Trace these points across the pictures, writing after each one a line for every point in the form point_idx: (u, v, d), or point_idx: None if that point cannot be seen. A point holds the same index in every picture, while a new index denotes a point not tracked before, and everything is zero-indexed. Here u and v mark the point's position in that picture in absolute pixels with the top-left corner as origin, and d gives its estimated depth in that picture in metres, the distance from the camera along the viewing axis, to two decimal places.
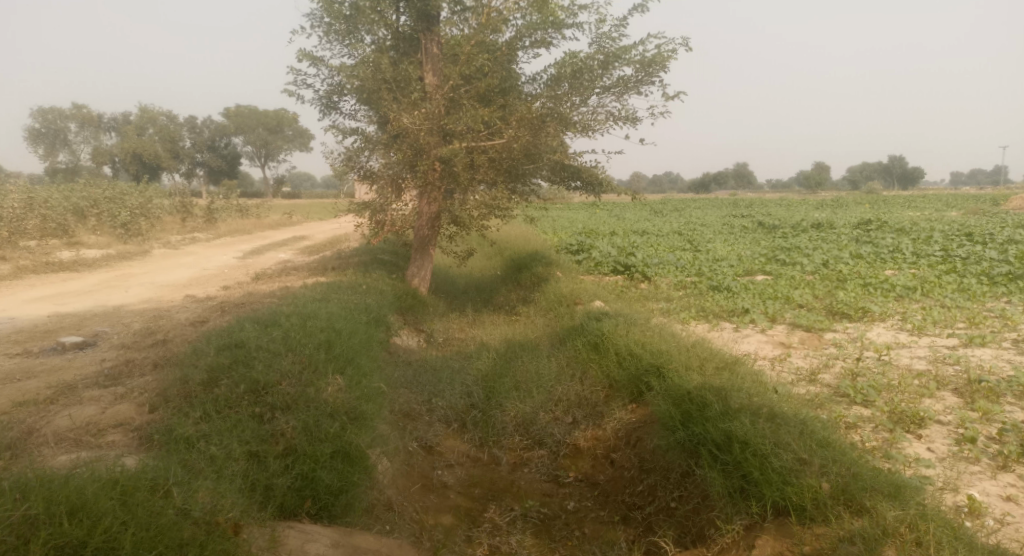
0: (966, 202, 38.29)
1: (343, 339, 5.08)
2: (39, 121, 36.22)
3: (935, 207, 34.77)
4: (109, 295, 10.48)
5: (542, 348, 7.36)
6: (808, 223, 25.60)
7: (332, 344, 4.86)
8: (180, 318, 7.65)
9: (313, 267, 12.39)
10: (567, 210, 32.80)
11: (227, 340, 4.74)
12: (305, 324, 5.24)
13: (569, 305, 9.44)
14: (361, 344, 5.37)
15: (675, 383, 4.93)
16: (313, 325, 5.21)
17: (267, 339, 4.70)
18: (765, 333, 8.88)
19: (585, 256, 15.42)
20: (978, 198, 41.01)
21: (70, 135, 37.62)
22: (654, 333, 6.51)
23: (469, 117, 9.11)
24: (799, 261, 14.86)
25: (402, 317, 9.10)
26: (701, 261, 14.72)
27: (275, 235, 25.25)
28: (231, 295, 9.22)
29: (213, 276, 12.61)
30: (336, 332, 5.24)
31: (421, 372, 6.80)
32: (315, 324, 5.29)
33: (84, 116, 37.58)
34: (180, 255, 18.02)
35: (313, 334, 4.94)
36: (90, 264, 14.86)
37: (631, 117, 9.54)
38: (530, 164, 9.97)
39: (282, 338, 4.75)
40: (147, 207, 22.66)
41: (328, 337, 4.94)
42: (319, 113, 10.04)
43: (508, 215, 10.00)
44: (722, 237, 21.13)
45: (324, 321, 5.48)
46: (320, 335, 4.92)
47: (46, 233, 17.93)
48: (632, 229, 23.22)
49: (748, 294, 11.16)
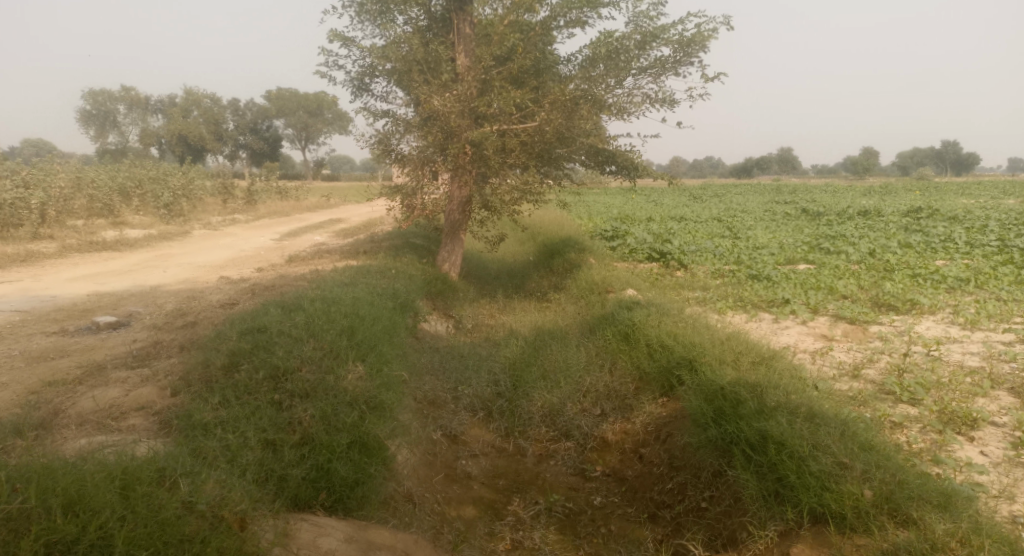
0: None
1: (366, 325, 4.99)
2: (90, 103, 37.33)
3: (992, 195, 33.16)
4: (148, 275, 10.69)
5: (572, 336, 7.19)
6: (855, 211, 24.66)
7: (355, 330, 4.79)
8: (213, 300, 7.72)
9: (346, 250, 12.44)
10: (603, 195, 32.38)
11: (251, 325, 4.73)
12: (328, 309, 5.18)
13: (601, 293, 9.23)
14: (384, 330, 5.27)
15: (707, 377, 4.71)
16: (337, 310, 5.16)
17: (290, 325, 4.67)
18: (806, 324, 8.53)
19: (619, 242, 15.13)
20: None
21: (119, 118, 38.72)
22: (687, 323, 6.28)
23: (501, 98, 8.92)
24: (844, 249, 14.29)
25: (431, 302, 9.03)
26: (740, 249, 14.30)
27: (313, 217, 25.54)
28: (263, 277, 9.28)
29: (248, 258, 12.77)
30: (359, 317, 5.15)
31: (448, 359, 6.72)
32: (339, 309, 5.23)
33: (132, 99, 38.59)
34: (220, 236, 18.36)
35: (336, 320, 4.87)
36: (133, 243, 15.25)
37: (669, 99, 9.21)
38: (564, 148, 9.73)
39: (305, 324, 4.69)
40: (190, 189, 23.15)
41: (351, 323, 4.87)
42: (351, 95, 10.00)
43: (540, 199, 9.81)
44: (763, 224, 20.53)
45: (348, 307, 5.42)
46: (343, 321, 4.85)
47: (93, 213, 18.47)
48: (670, 215, 22.72)
49: (789, 283, 10.76)
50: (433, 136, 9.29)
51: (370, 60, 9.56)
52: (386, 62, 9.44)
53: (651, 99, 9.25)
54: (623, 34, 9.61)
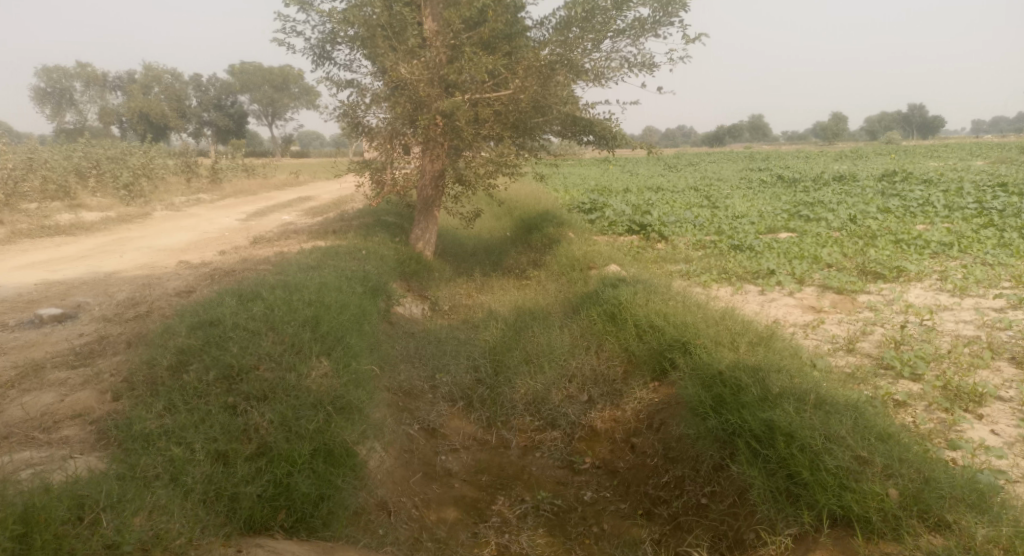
0: (991, 151, 36.92)
1: (332, 315, 4.56)
2: (43, 80, 35.55)
3: (960, 157, 33.57)
4: (102, 261, 10.01)
5: (555, 317, 6.84)
6: (831, 176, 24.57)
7: (320, 320, 4.36)
8: (169, 287, 7.16)
9: (315, 229, 11.88)
10: (579, 166, 31.95)
11: (202, 318, 4.25)
12: (290, 297, 4.72)
13: (583, 269, 8.88)
14: (353, 319, 4.85)
15: (703, 361, 4.44)
16: (301, 298, 4.72)
17: (246, 317, 4.21)
18: (794, 296, 8.29)
19: (598, 214, 14.77)
20: (1004, 147, 39.58)
21: (75, 95, 37.00)
22: (677, 301, 5.95)
23: (473, 65, 8.41)
24: (824, 216, 14.12)
25: (405, 284, 8.59)
26: (721, 218, 14.07)
27: (281, 196, 24.68)
28: (225, 261, 8.71)
29: (212, 240, 12.10)
30: (325, 306, 4.72)
31: (423, 345, 6.36)
32: (302, 297, 4.77)
33: (88, 75, 36.84)
34: (183, 218, 17.54)
35: (301, 309, 4.46)
36: (89, 227, 14.41)
37: (649, 64, 8.78)
38: (540, 117, 9.26)
39: (264, 314, 4.24)
40: (150, 169, 22.11)
41: (317, 311, 4.45)
42: (312, 64, 9.37)
43: (516, 172, 9.37)
44: (740, 192, 20.35)
45: (312, 294, 4.97)
46: (307, 310, 4.43)
47: (46, 196, 17.48)
48: (647, 186, 22.36)
49: (773, 253, 10.51)
50: (401, 106, 8.74)
51: (332, 25, 8.94)
52: (349, 28, 8.83)
53: (630, 64, 8.82)
54: None
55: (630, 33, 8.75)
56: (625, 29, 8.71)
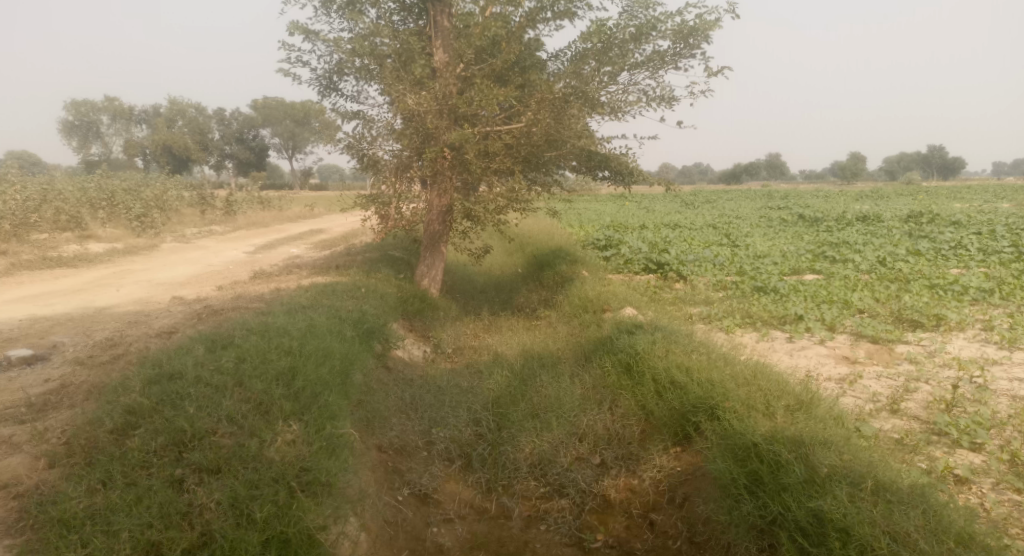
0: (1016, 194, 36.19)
1: (312, 366, 4.07)
2: (71, 113, 36.26)
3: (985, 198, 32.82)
4: (97, 295, 9.66)
5: (565, 365, 6.29)
6: (854, 216, 23.96)
7: (298, 371, 3.90)
8: (155, 326, 6.74)
9: (320, 264, 11.50)
10: (595, 202, 31.64)
11: (163, 369, 3.77)
12: (268, 345, 4.25)
13: (596, 312, 8.34)
14: (337, 372, 4.36)
15: (734, 427, 3.93)
16: (281, 344, 4.28)
17: (213, 368, 3.74)
18: (825, 344, 7.69)
19: (613, 251, 14.29)
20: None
21: (102, 127, 37.70)
22: (700, 351, 5.38)
23: (483, 97, 8.05)
24: (851, 258, 13.51)
25: (407, 324, 8.12)
26: (742, 258, 13.54)
27: (294, 229, 24.55)
28: (220, 298, 8.30)
29: (214, 274, 11.75)
30: (306, 356, 4.23)
31: (420, 395, 5.83)
32: (281, 345, 4.29)
33: (116, 108, 37.47)
34: (191, 250, 17.31)
35: (278, 358, 4.01)
36: (93, 259, 14.16)
37: (668, 97, 8.37)
38: (553, 151, 8.86)
39: (233, 365, 3.77)
40: (164, 200, 22.08)
41: (295, 361, 3.99)
42: (318, 94, 9.11)
43: (528, 208, 8.94)
44: (761, 231, 19.81)
45: (295, 341, 4.48)
46: (285, 358, 3.97)
47: (58, 226, 17.39)
48: (663, 223, 21.92)
49: (798, 296, 9.92)
50: (408, 138, 8.39)
51: (339, 56, 8.69)
52: (357, 58, 8.56)
53: (649, 98, 8.41)
54: (616, 24, 8.73)
55: (649, 65, 8.35)
56: (645, 61, 8.32)
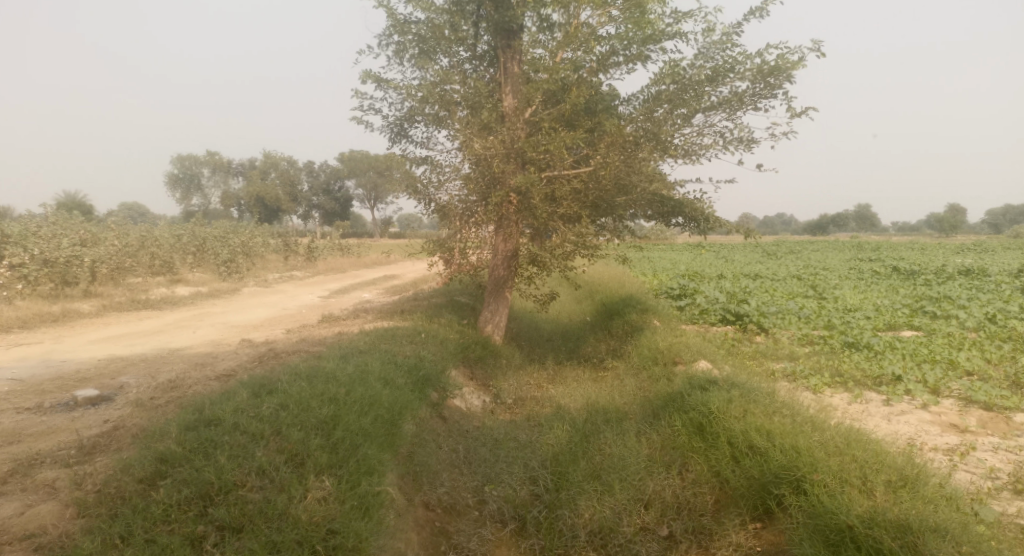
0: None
1: (354, 417, 3.91)
2: (177, 167, 39.27)
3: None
4: (175, 336, 10.01)
5: (631, 422, 5.81)
6: (956, 269, 22.11)
7: (340, 422, 3.80)
8: (218, 368, 6.81)
9: (387, 309, 11.55)
10: (670, 251, 30.87)
11: (202, 415, 3.74)
12: (312, 392, 4.11)
13: (667, 363, 7.82)
14: (381, 423, 4.16)
15: (825, 503, 3.39)
16: (327, 390, 4.18)
17: (251, 416, 3.70)
18: (930, 409, 6.84)
19: (687, 301, 13.66)
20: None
21: (204, 180, 40.52)
22: (783, 413, 4.81)
23: (550, 141, 7.91)
24: (955, 313, 12.31)
25: (467, 372, 7.88)
26: (829, 311, 12.61)
27: (369, 275, 25.16)
28: (285, 341, 8.38)
29: (286, 317, 12.01)
30: (348, 405, 4.06)
31: (475, 449, 5.54)
32: (325, 393, 4.15)
33: (217, 162, 40.25)
34: (270, 294, 17.95)
35: (321, 406, 3.92)
36: (179, 301, 14.87)
37: (746, 139, 7.96)
38: (622, 196, 8.57)
39: (272, 413, 3.73)
40: (251, 246, 23.21)
41: (339, 409, 3.90)
42: (389, 141, 9.27)
43: (596, 254, 8.62)
44: (850, 282, 18.56)
45: (341, 388, 4.33)
46: (329, 406, 3.89)
47: (153, 270, 18.50)
48: (743, 273, 20.94)
49: (895, 354, 9.01)
50: (474, 183, 8.34)
51: (409, 103, 8.84)
52: (427, 105, 8.67)
53: (726, 140, 8.01)
54: (691, 65, 8.44)
55: (726, 107, 7.98)
56: (721, 102, 7.96)
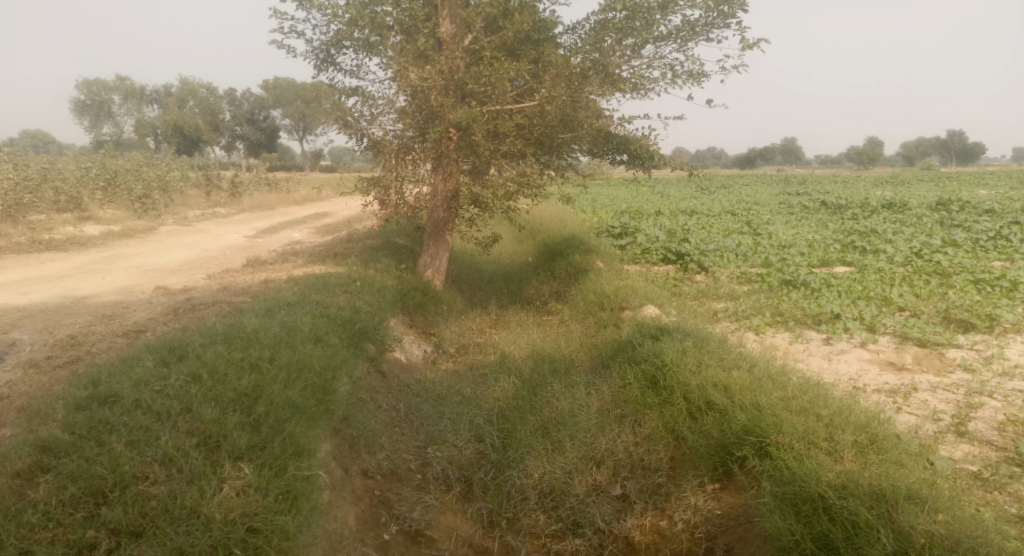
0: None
1: (278, 388, 3.65)
2: (81, 92, 35.68)
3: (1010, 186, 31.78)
4: (80, 283, 9.04)
5: (579, 374, 5.62)
6: (880, 204, 22.96)
7: (263, 393, 3.56)
8: (127, 321, 6.14)
9: (318, 251, 10.87)
10: (609, 187, 30.75)
11: (95, 391, 3.38)
12: (229, 362, 3.76)
13: (613, 307, 7.65)
14: (309, 392, 3.83)
15: (797, 472, 3.33)
16: (248, 353, 3.89)
17: (153, 393, 3.38)
18: (868, 348, 6.98)
19: (629, 239, 13.55)
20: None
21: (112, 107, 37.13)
22: (737, 364, 4.69)
23: (493, 72, 7.32)
24: (883, 248, 12.72)
25: (407, 320, 7.48)
26: (766, 247, 12.80)
27: (299, 212, 23.90)
28: (206, 289, 7.68)
29: (208, 260, 11.14)
30: (271, 375, 3.75)
31: (416, 406, 5.22)
32: (244, 361, 3.80)
33: (127, 88, 36.87)
34: (190, 234, 16.70)
35: (241, 374, 3.66)
36: (85, 242, 13.57)
37: (697, 73, 7.58)
38: (568, 132, 8.12)
39: (182, 388, 3.43)
40: (167, 181, 21.46)
41: (261, 377, 3.65)
42: (314, 69, 8.40)
43: (541, 193, 8.22)
44: (783, 218, 19.00)
45: (262, 354, 3.94)
46: (248, 374, 3.65)
47: (57, 207, 16.84)
48: (681, 209, 21.03)
49: (831, 291, 9.16)
50: (410, 117, 7.68)
51: (337, 26, 7.95)
52: (357, 28, 7.82)
53: (675, 74, 7.61)
54: None
55: (677, 37, 7.51)
56: (672, 32, 7.48)
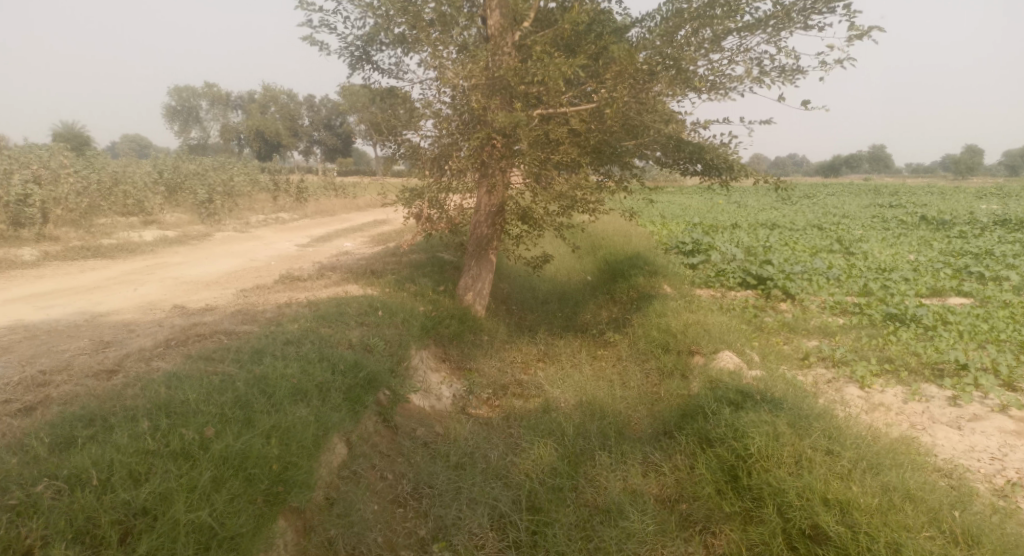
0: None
1: (187, 501, 2.89)
2: (173, 99, 37.15)
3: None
4: (107, 296, 8.56)
5: (633, 444, 4.52)
6: (992, 219, 20.33)
7: (164, 512, 2.83)
8: (119, 350, 5.46)
9: (359, 265, 10.11)
10: (682, 196, 29.09)
11: None
12: (134, 458, 3.00)
13: (681, 346, 6.39)
14: (237, 499, 3.04)
15: None
16: (172, 442, 3.13)
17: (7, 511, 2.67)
18: (1014, 413, 5.42)
19: (700, 257, 12.17)
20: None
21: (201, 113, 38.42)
22: (854, 461, 3.46)
23: (542, 69, 6.28)
24: (1008, 275, 10.79)
25: (438, 353, 6.51)
26: (863, 270, 11.14)
27: (362, 219, 23.59)
28: (222, 311, 6.94)
29: (247, 273, 10.59)
30: (182, 481, 2.95)
31: (430, 474, 4.19)
32: (155, 458, 3.04)
33: (214, 95, 38.00)
34: (246, 240, 16.44)
35: (144, 481, 2.92)
36: (138, 248, 13.40)
37: (791, 69, 6.25)
38: (632, 139, 6.97)
39: (54, 506, 2.72)
40: (234, 186, 21.51)
41: (168, 486, 2.90)
42: (349, 69, 7.60)
43: (597, 209, 7.09)
44: (879, 234, 17.01)
45: (189, 439, 3.17)
46: (152, 480, 2.90)
47: (125, 211, 17.01)
48: (761, 222, 19.29)
49: (951, 331, 7.53)
50: (450, 122, 6.68)
51: (373, 20, 7.10)
52: (394, 22, 6.95)
53: (764, 70, 6.32)
54: None
55: (768, 25, 6.20)
56: (760, 20, 6.19)
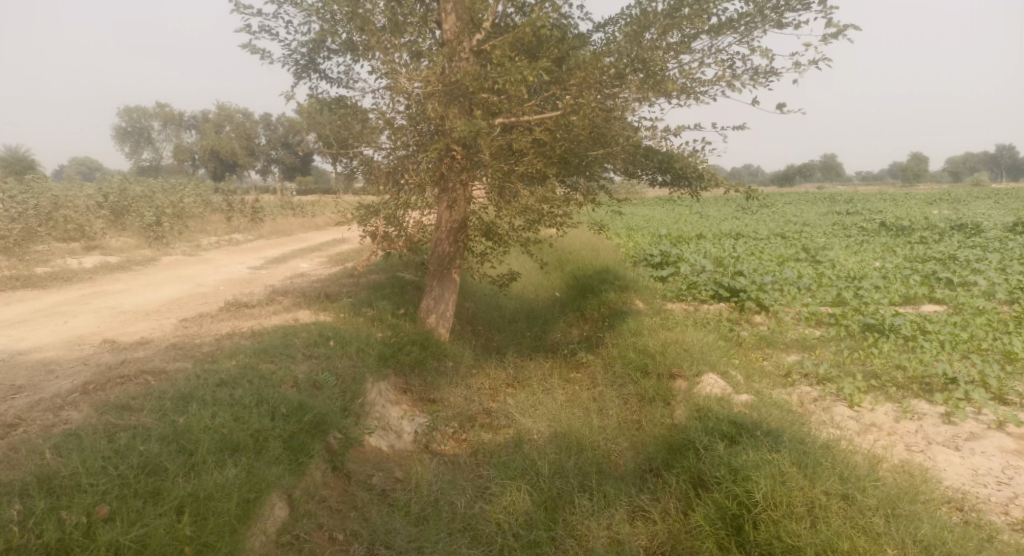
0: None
1: None
2: (123, 119, 35.74)
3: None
4: (31, 331, 7.73)
5: (616, 484, 4.10)
6: (948, 224, 20.67)
7: None
8: (27, 396, 4.75)
9: (314, 288, 9.46)
10: (645, 208, 29.06)
11: None
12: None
13: (661, 368, 5.97)
14: None
15: None
16: (45, 533, 2.62)
17: None
18: (1012, 429, 5.13)
19: (670, 270, 11.86)
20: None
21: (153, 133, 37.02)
22: (878, 513, 3.23)
23: (503, 74, 5.85)
24: (975, 280, 10.74)
25: (398, 383, 5.94)
26: (833, 279, 10.97)
27: (321, 239, 22.78)
28: (157, 344, 6.25)
29: (193, 300, 9.82)
30: None
31: (388, 532, 3.62)
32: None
33: (167, 114, 36.72)
34: (197, 264, 15.53)
35: None
36: (75, 276, 12.43)
37: (764, 70, 5.96)
38: (600, 149, 6.60)
39: None
40: (185, 207, 20.51)
41: None
42: (295, 79, 7.04)
43: (566, 223, 6.66)
44: (842, 242, 17.08)
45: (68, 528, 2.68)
46: None
47: (64, 236, 15.91)
48: (727, 232, 19.23)
49: (931, 341, 7.30)
50: (405, 133, 6.18)
51: (319, 25, 6.57)
52: (342, 28, 6.44)
53: (736, 72, 6.03)
54: None
55: (740, 25, 5.90)
56: (731, 19, 5.89)
